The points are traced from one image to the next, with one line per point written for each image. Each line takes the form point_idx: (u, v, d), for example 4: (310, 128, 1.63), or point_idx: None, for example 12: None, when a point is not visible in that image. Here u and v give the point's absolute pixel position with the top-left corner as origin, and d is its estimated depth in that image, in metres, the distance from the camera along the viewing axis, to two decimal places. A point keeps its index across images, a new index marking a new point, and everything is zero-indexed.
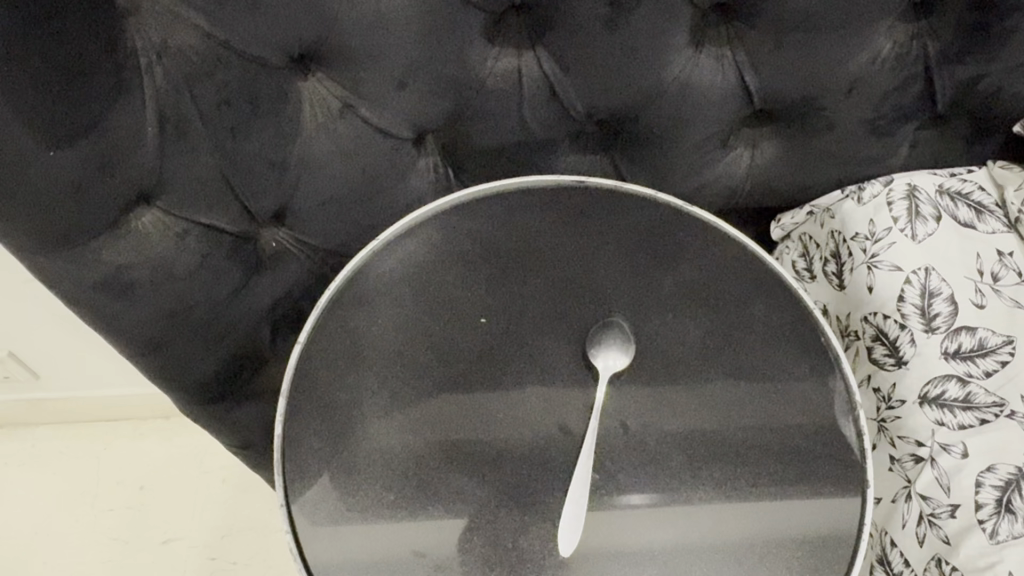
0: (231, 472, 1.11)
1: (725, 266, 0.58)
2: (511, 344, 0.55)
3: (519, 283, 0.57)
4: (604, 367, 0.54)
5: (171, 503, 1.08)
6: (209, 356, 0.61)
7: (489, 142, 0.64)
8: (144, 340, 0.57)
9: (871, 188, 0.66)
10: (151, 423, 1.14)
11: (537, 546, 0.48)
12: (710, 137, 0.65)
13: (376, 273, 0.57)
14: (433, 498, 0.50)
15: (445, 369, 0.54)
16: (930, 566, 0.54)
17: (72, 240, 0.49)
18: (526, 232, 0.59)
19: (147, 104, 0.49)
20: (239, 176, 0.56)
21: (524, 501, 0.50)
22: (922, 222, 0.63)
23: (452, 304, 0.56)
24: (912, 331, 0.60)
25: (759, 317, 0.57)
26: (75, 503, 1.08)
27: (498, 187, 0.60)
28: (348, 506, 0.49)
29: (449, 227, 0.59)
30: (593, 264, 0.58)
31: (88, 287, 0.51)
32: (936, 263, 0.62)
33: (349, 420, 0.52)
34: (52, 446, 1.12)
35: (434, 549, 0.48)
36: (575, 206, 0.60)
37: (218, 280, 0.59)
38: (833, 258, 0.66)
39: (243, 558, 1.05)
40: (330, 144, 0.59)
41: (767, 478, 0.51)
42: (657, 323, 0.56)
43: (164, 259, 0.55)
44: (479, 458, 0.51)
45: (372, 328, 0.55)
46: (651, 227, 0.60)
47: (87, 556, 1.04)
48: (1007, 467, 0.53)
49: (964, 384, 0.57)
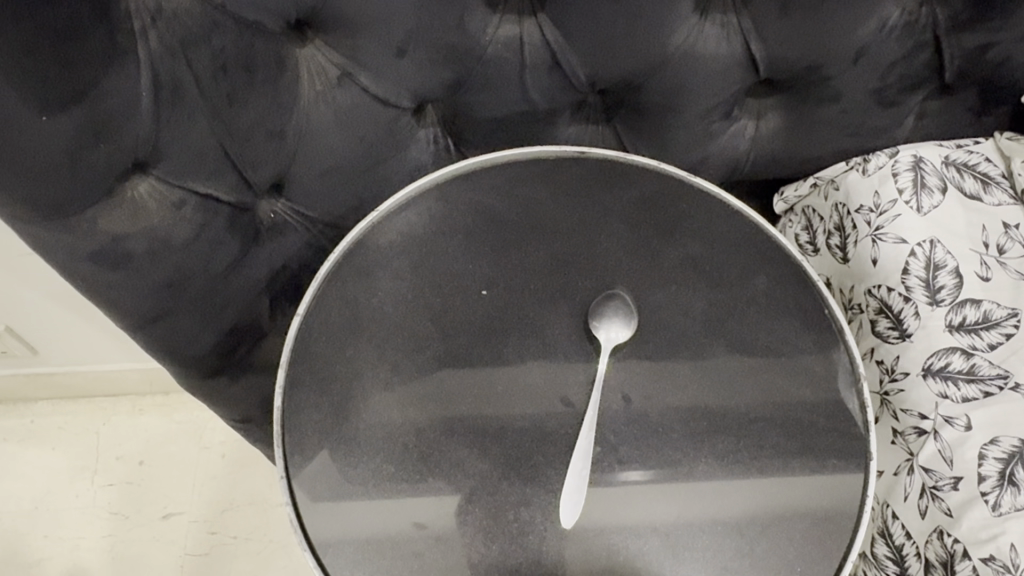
0: (230, 447, 1.11)
1: (727, 237, 0.58)
2: (512, 316, 0.55)
3: (521, 255, 0.57)
4: (606, 339, 0.54)
5: (171, 478, 1.08)
6: (208, 328, 0.61)
7: (490, 111, 0.63)
8: (142, 312, 0.56)
9: (876, 159, 0.66)
10: (150, 399, 1.14)
11: (538, 519, 0.48)
12: (714, 107, 0.64)
13: (376, 245, 0.57)
14: (434, 470, 0.49)
15: (446, 341, 0.54)
16: (932, 539, 0.53)
17: (67, 209, 0.48)
18: (526, 204, 0.59)
19: (142, 70, 0.47)
20: (236, 145, 0.55)
21: (525, 473, 0.50)
22: (928, 194, 0.63)
23: (452, 276, 0.56)
24: (916, 304, 0.59)
25: (762, 289, 0.56)
26: (75, 478, 1.08)
27: (500, 157, 0.60)
28: (348, 479, 0.49)
29: (451, 199, 0.58)
30: (595, 236, 0.58)
31: (83, 257, 0.51)
32: (941, 235, 0.61)
33: (349, 392, 0.52)
34: (52, 421, 1.12)
35: (434, 521, 0.48)
36: (577, 177, 0.60)
37: (216, 252, 0.58)
38: (838, 231, 0.66)
39: (242, 532, 1.05)
40: (329, 113, 0.59)
41: (770, 450, 0.50)
42: (660, 295, 0.56)
43: (161, 230, 0.54)
44: (480, 431, 0.51)
45: (372, 301, 0.55)
46: (654, 199, 0.59)
47: (86, 530, 1.04)
48: (1010, 440, 0.53)
49: (968, 356, 0.57)
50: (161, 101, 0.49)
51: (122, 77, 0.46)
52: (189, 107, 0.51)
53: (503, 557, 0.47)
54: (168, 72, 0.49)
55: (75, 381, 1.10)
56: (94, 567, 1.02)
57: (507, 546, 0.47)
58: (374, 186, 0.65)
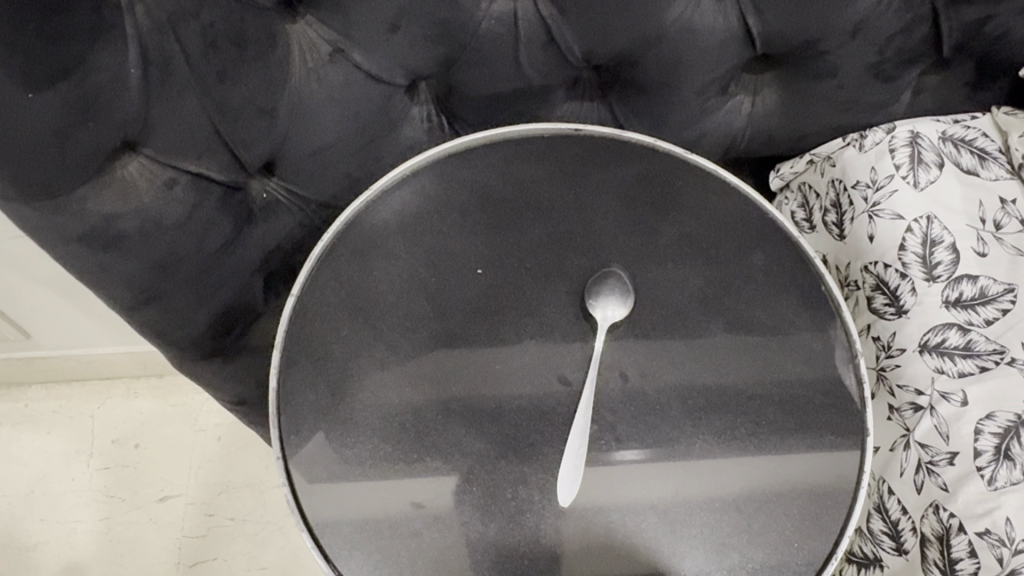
0: (226, 430, 1.10)
1: (722, 213, 0.57)
2: (508, 295, 0.55)
3: (517, 235, 0.56)
4: (603, 318, 0.53)
5: (167, 461, 1.08)
6: (203, 310, 0.61)
7: (483, 88, 0.63)
8: (135, 293, 0.56)
9: (873, 135, 0.65)
10: (144, 381, 1.13)
11: (536, 497, 0.48)
12: (710, 83, 0.64)
13: (370, 224, 0.56)
14: (431, 449, 0.49)
15: (440, 321, 0.53)
16: (927, 513, 0.54)
17: (57, 189, 0.47)
18: (521, 182, 0.58)
19: (130, 46, 0.46)
20: (227, 123, 0.54)
21: (523, 452, 0.50)
22: (924, 169, 0.62)
23: (447, 255, 0.56)
24: (913, 280, 0.59)
25: (758, 267, 0.56)
26: (70, 461, 1.08)
27: (495, 134, 0.59)
28: (345, 460, 0.49)
29: (444, 177, 0.58)
30: (591, 215, 0.57)
31: (74, 239, 0.50)
32: (938, 211, 0.61)
33: (345, 372, 0.52)
34: (46, 405, 1.11)
35: (432, 500, 0.48)
36: (572, 155, 0.59)
37: (209, 231, 0.58)
38: (834, 208, 0.66)
39: (238, 514, 1.05)
40: (321, 90, 0.58)
41: (767, 427, 0.50)
42: (656, 274, 0.55)
43: (153, 210, 0.53)
44: (476, 410, 0.51)
45: (367, 281, 0.54)
46: (650, 176, 0.59)
47: (82, 512, 1.04)
48: (1006, 415, 0.53)
49: (965, 332, 0.57)
50: (150, 77, 0.48)
51: (110, 52, 0.45)
52: (178, 84, 0.50)
53: (502, 536, 0.47)
54: (156, 48, 0.48)
55: (68, 365, 1.09)
56: (91, 550, 1.02)
57: (505, 524, 0.47)
58: (368, 164, 0.65)
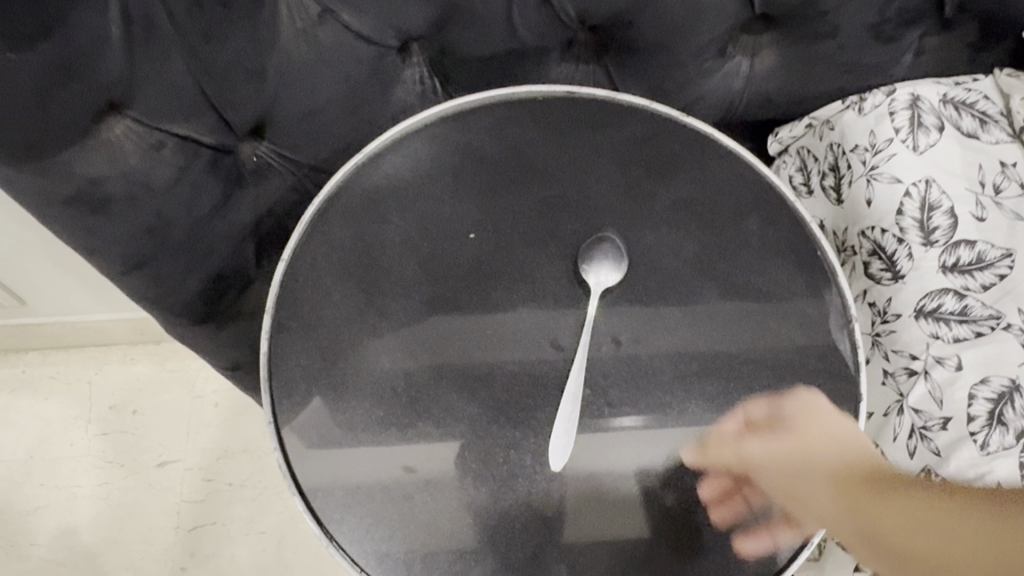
0: (224, 397, 1.11)
1: (717, 176, 0.57)
2: (501, 258, 0.54)
3: (512, 199, 0.56)
4: (596, 283, 0.53)
5: (166, 427, 1.08)
6: (195, 275, 0.60)
7: (476, 49, 0.61)
8: (125, 258, 0.55)
9: (872, 98, 0.64)
10: (142, 348, 1.13)
11: (528, 461, 0.49)
12: (708, 44, 0.63)
13: (361, 188, 0.55)
14: (424, 415, 0.50)
15: (433, 286, 0.53)
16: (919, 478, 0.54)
17: (42, 151, 0.47)
18: (514, 145, 0.57)
19: (112, 4, 0.45)
20: (215, 84, 0.54)
21: (516, 417, 0.50)
22: (924, 133, 0.61)
23: (438, 219, 0.55)
24: (910, 245, 0.58)
25: (754, 232, 0.55)
26: (69, 427, 1.08)
27: (489, 98, 0.58)
28: (337, 425, 0.49)
29: (438, 140, 0.57)
30: (586, 180, 0.56)
31: (61, 202, 0.49)
32: (937, 175, 0.60)
33: (337, 337, 0.51)
34: (44, 371, 1.11)
35: (424, 464, 0.48)
36: (567, 118, 0.58)
37: (199, 195, 0.57)
38: (832, 172, 0.65)
39: (237, 479, 1.06)
40: (311, 52, 0.57)
41: (760, 393, 0.50)
42: (651, 238, 0.55)
43: (140, 173, 0.53)
44: (470, 375, 0.51)
45: (359, 246, 0.54)
46: (646, 139, 0.58)
47: (82, 477, 1.05)
48: (1000, 380, 0.53)
49: (961, 297, 0.56)
50: (133, 35, 0.47)
51: (92, 10, 0.44)
52: (163, 44, 0.49)
53: (493, 499, 0.48)
54: (139, 6, 0.47)
55: (64, 331, 1.09)
56: (91, 514, 1.03)
57: (496, 488, 0.48)
58: (359, 127, 0.64)
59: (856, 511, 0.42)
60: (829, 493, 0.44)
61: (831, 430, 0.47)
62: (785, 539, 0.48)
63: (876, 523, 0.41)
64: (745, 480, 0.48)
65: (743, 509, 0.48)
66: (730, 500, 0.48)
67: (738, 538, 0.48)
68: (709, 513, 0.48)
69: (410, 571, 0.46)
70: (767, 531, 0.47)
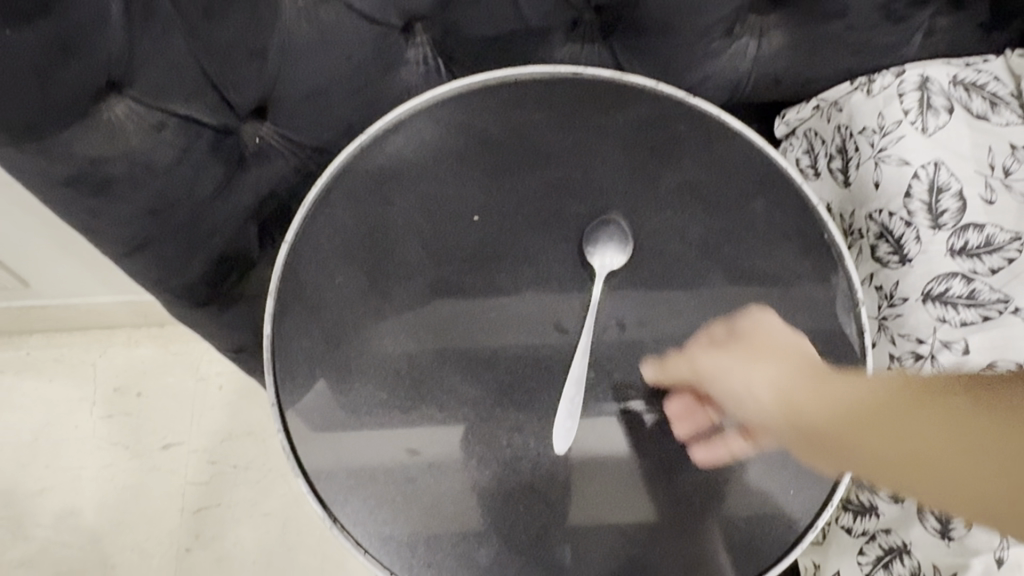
0: (228, 379, 1.11)
1: (724, 158, 0.56)
2: (505, 241, 0.54)
3: (516, 181, 0.55)
4: (601, 266, 0.53)
5: (170, 409, 1.09)
6: (198, 257, 0.60)
7: (480, 28, 0.61)
8: (127, 240, 0.55)
9: (882, 79, 0.63)
10: (146, 330, 1.13)
11: (531, 444, 0.49)
12: (715, 23, 0.62)
13: (365, 170, 0.55)
14: (428, 398, 0.50)
15: (436, 269, 0.53)
16: None
17: (41, 132, 0.46)
18: (518, 127, 0.56)
19: None
20: (215, 64, 0.53)
21: (519, 400, 0.50)
22: (934, 114, 0.61)
23: (441, 202, 0.54)
24: (918, 228, 0.58)
25: (760, 214, 0.55)
26: (74, 409, 1.08)
27: (494, 78, 0.57)
28: (341, 408, 0.50)
29: (441, 121, 0.56)
30: (592, 162, 0.56)
31: (62, 183, 0.49)
32: (946, 158, 0.59)
33: (340, 320, 0.51)
34: (48, 353, 1.11)
35: (427, 447, 0.49)
36: (572, 98, 0.57)
37: (201, 177, 0.57)
38: (840, 153, 0.64)
39: (242, 461, 1.06)
40: (313, 31, 0.56)
41: None
42: (656, 221, 0.55)
43: (141, 154, 0.52)
44: (474, 358, 0.51)
45: (362, 228, 0.53)
46: (652, 120, 0.57)
47: (87, 459, 1.06)
48: (1007, 364, 0.54)
49: (968, 281, 0.56)
50: (132, 14, 0.47)
51: None
52: (163, 23, 0.49)
53: (496, 481, 0.48)
54: None
55: (68, 313, 1.08)
56: (97, 495, 1.04)
57: (499, 470, 0.49)
58: (363, 109, 0.63)
59: (854, 445, 0.41)
60: (779, 405, 0.45)
61: (776, 343, 0.48)
62: (741, 449, 0.49)
63: (887, 455, 0.39)
64: (705, 395, 0.50)
65: (707, 426, 0.49)
66: (694, 416, 0.50)
67: (694, 448, 0.50)
68: (673, 428, 0.50)
69: (414, 552, 0.47)
70: (720, 439, 0.49)
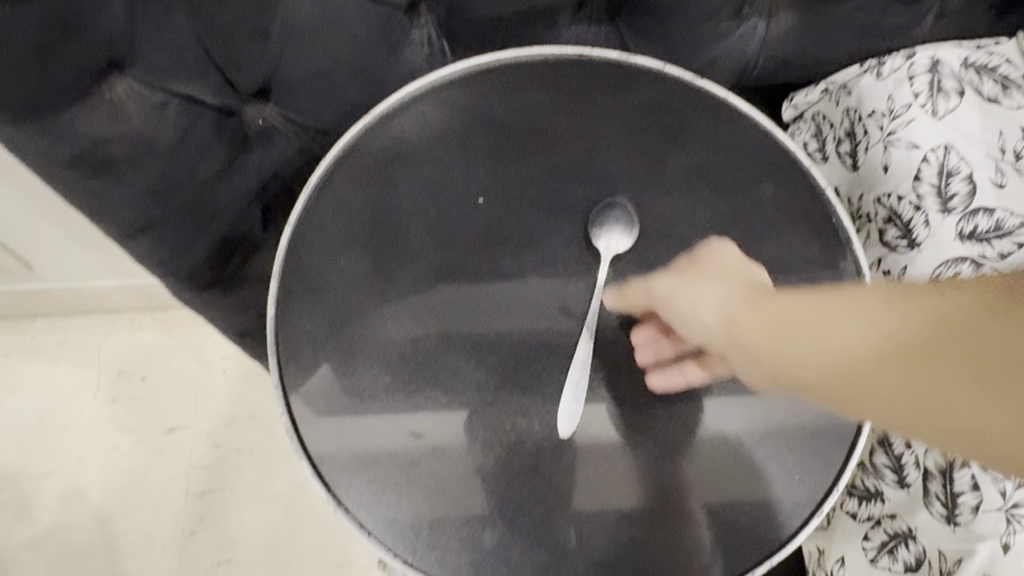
0: (232, 363, 1.10)
1: (731, 141, 0.55)
2: (510, 224, 0.54)
3: (521, 163, 0.55)
4: (606, 249, 0.53)
5: (175, 393, 1.09)
6: (201, 240, 0.60)
7: (485, 9, 0.60)
8: (130, 222, 0.55)
9: (891, 61, 0.63)
10: (149, 314, 1.13)
11: (536, 427, 0.49)
12: (724, 4, 0.61)
13: (368, 152, 0.54)
14: (432, 381, 0.50)
15: (441, 253, 0.52)
16: (931, 447, 0.53)
17: (42, 111, 0.46)
18: (524, 109, 0.56)
19: None
20: (218, 44, 0.52)
21: (524, 384, 0.50)
22: (944, 97, 0.60)
23: (446, 184, 0.54)
24: (927, 212, 0.57)
25: (768, 197, 0.54)
26: (79, 392, 1.08)
27: (499, 59, 0.56)
28: (345, 391, 0.49)
29: (446, 102, 0.56)
30: (598, 144, 0.55)
31: (64, 164, 0.49)
32: (956, 141, 0.59)
33: (344, 303, 0.51)
34: (52, 337, 1.11)
35: (431, 431, 0.49)
36: (578, 80, 0.56)
37: (204, 158, 0.56)
38: (848, 137, 0.63)
39: (246, 445, 1.06)
40: (316, 10, 0.55)
41: None
42: (663, 204, 0.54)
43: (144, 135, 0.52)
44: (479, 342, 0.51)
45: (365, 210, 0.53)
46: (658, 102, 0.56)
47: (92, 442, 1.06)
48: None
49: (978, 267, 0.55)
50: None
51: None
52: None
53: (500, 465, 0.48)
54: None
55: (72, 297, 1.08)
56: (102, 478, 1.04)
57: (503, 453, 0.49)
58: (367, 90, 0.63)
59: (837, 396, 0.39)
60: (723, 330, 0.45)
61: (723, 269, 0.47)
62: (696, 378, 0.50)
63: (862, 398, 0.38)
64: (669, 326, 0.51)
65: (668, 354, 0.51)
66: (656, 344, 0.51)
67: (652, 375, 0.51)
68: (635, 355, 0.51)
69: (418, 535, 0.47)
70: (674, 366, 0.50)
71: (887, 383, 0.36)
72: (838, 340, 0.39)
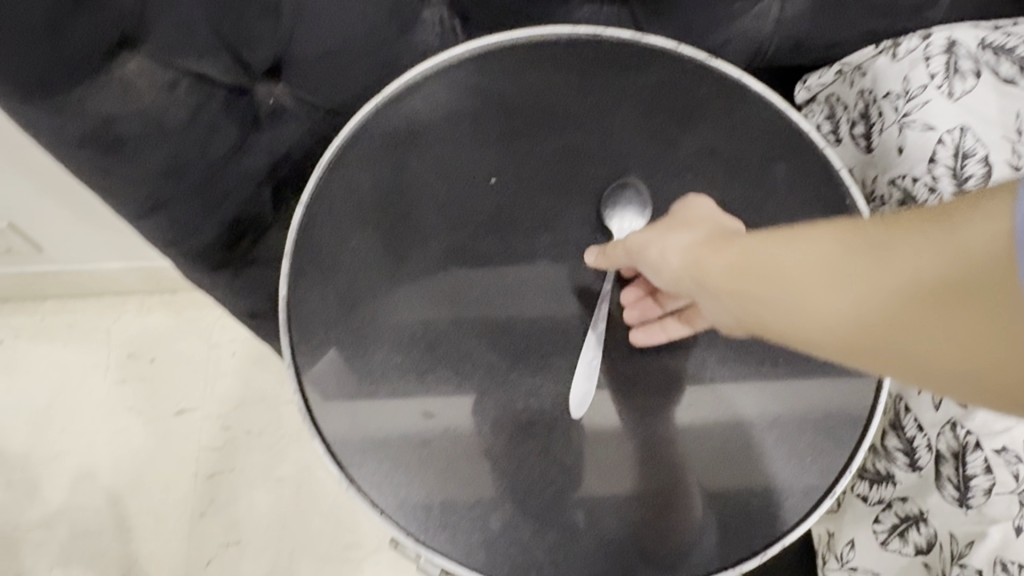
0: (241, 346, 1.11)
1: (744, 121, 0.55)
2: (521, 205, 0.53)
3: (533, 143, 0.54)
4: (619, 229, 0.53)
5: (184, 375, 1.09)
6: (212, 221, 0.60)
7: None
8: (141, 202, 0.54)
9: (907, 42, 0.61)
10: (158, 297, 1.13)
11: (548, 408, 0.49)
12: None
13: (379, 132, 0.54)
14: (443, 362, 0.50)
15: (453, 234, 0.52)
16: (943, 430, 0.52)
17: (53, 89, 0.45)
18: (536, 90, 0.55)
19: None
20: (228, 23, 0.52)
21: (535, 364, 0.50)
22: (960, 78, 0.59)
23: (458, 164, 0.54)
24: (942, 195, 0.57)
25: (780, 179, 0.54)
26: (89, 374, 1.09)
27: (511, 39, 0.55)
28: (357, 371, 0.49)
29: (456, 82, 0.55)
30: (610, 124, 0.55)
31: (75, 143, 0.49)
32: (972, 123, 0.58)
33: (354, 284, 0.51)
34: (62, 318, 1.11)
35: (443, 411, 0.49)
36: (591, 60, 0.56)
37: (214, 138, 0.56)
38: (863, 119, 0.63)
39: (255, 427, 1.07)
40: None
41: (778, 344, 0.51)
42: (675, 186, 0.54)
43: (154, 114, 0.52)
44: (490, 323, 0.51)
45: (376, 191, 0.53)
46: (672, 82, 0.56)
47: (102, 423, 1.06)
48: None
49: None
50: None
51: None
52: None
53: (511, 446, 0.48)
54: None
55: (81, 279, 1.08)
56: (112, 459, 1.05)
57: (514, 434, 0.49)
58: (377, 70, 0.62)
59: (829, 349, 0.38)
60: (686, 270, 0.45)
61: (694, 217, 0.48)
62: (677, 332, 0.51)
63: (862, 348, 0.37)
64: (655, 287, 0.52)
65: (653, 311, 0.52)
66: (642, 302, 0.52)
67: (635, 332, 0.52)
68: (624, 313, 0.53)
69: (430, 515, 0.47)
70: (657, 323, 0.51)
71: (881, 349, 0.36)
72: (812, 298, 0.38)
